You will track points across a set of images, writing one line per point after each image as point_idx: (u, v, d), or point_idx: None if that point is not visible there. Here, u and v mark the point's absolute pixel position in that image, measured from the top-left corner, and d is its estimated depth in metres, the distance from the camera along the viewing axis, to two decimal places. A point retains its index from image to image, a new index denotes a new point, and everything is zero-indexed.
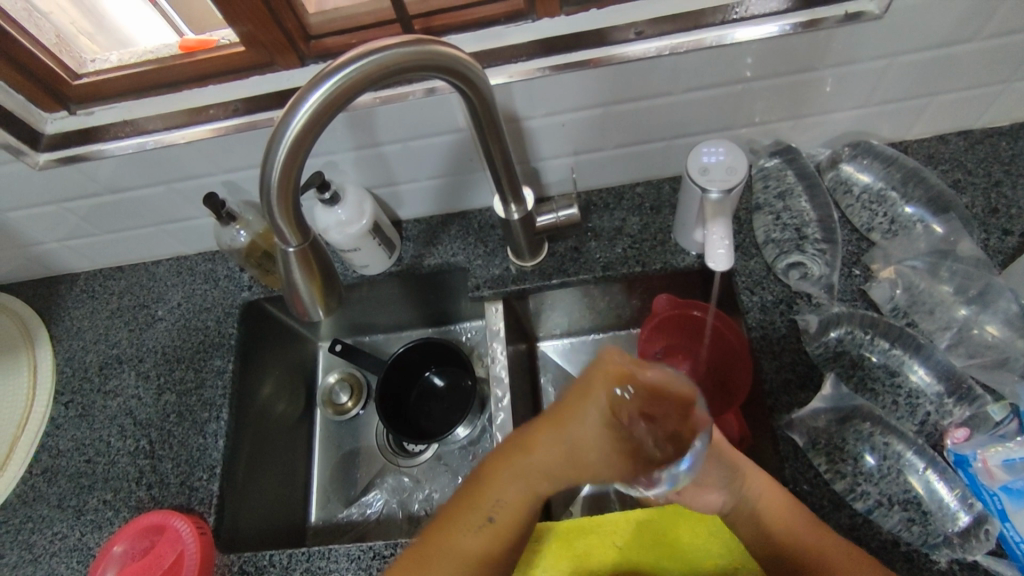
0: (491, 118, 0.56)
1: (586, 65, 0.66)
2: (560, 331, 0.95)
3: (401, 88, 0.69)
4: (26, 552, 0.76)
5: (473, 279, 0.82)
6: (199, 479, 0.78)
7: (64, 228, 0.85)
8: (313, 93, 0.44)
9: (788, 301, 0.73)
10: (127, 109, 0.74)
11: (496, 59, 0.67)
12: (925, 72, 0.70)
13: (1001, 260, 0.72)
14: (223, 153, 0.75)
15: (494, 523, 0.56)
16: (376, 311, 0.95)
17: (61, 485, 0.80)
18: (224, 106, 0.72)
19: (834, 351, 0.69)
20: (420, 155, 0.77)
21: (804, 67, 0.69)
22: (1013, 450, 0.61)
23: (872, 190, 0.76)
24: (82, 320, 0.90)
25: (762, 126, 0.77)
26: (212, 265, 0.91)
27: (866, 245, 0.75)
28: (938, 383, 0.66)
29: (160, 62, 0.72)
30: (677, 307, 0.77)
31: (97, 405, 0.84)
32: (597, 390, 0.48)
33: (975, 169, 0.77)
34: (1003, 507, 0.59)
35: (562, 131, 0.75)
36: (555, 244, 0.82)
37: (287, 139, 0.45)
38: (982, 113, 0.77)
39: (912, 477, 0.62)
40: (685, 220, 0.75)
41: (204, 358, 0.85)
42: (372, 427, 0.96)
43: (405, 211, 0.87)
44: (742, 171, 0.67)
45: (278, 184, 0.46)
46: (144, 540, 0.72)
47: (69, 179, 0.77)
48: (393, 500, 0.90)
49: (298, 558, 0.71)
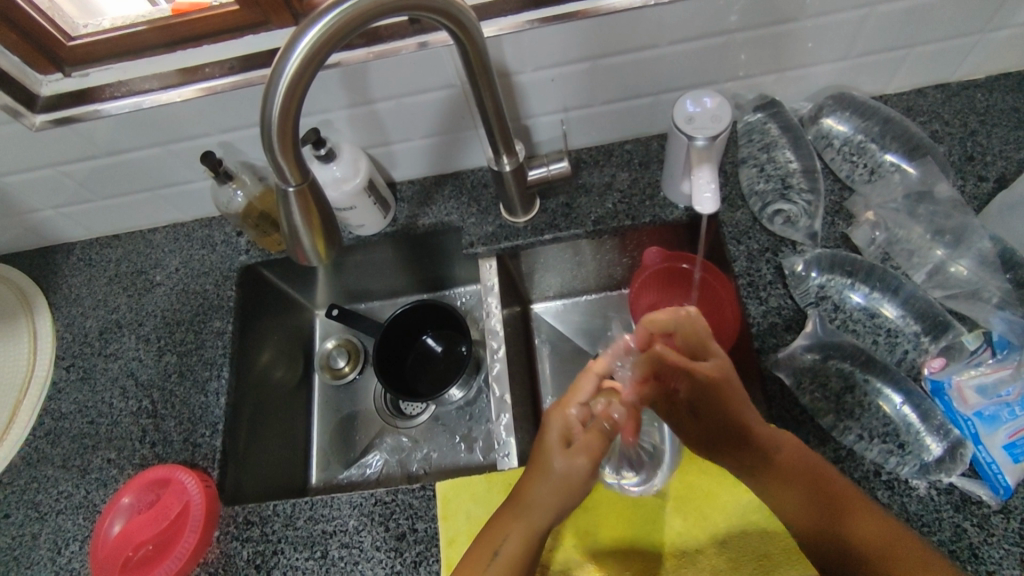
0: (483, 64, 0.58)
1: (573, 16, 0.68)
2: (553, 293, 0.97)
3: (394, 42, 0.71)
4: (32, 510, 0.77)
5: (468, 237, 0.84)
6: (202, 435, 0.79)
7: (62, 194, 0.87)
8: (312, 27, 0.45)
9: (773, 249, 0.75)
10: (121, 70, 0.75)
11: (486, 14, 0.69)
12: (901, 22, 0.73)
13: (977, 205, 0.75)
14: (220, 112, 0.76)
15: (500, 558, 0.58)
16: (373, 277, 0.96)
17: (65, 446, 0.81)
18: (220, 64, 0.73)
19: (817, 296, 0.72)
20: (413, 113, 0.79)
21: (785, 19, 0.71)
22: (986, 376, 0.63)
23: (852, 141, 0.78)
24: (81, 287, 0.91)
25: (745, 80, 0.80)
26: (209, 231, 0.93)
27: (847, 194, 0.78)
28: (916, 323, 0.69)
29: (153, 22, 0.72)
30: (667, 260, 0.79)
31: (98, 367, 0.85)
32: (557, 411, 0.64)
33: (951, 120, 0.80)
34: (977, 431, 0.61)
35: (553, 86, 0.77)
36: (546, 201, 0.84)
37: (285, 84, 0.45)
38: (958, 67, 0.80)
39: (886, 406, 0.65)
40: (673, 172, 0.77)
41: (204, 320, 0.86)
42: (369, 391, 0.97)
43: (399, 172, 0.89)
44: (727, 118, 0.69)
45: (279, 129, 0.47)
46: (150, 493, 0.74)
47: (66, 140, 0.78)
48: (393, 459, 0.91)
49: (301, 507, 0.73)
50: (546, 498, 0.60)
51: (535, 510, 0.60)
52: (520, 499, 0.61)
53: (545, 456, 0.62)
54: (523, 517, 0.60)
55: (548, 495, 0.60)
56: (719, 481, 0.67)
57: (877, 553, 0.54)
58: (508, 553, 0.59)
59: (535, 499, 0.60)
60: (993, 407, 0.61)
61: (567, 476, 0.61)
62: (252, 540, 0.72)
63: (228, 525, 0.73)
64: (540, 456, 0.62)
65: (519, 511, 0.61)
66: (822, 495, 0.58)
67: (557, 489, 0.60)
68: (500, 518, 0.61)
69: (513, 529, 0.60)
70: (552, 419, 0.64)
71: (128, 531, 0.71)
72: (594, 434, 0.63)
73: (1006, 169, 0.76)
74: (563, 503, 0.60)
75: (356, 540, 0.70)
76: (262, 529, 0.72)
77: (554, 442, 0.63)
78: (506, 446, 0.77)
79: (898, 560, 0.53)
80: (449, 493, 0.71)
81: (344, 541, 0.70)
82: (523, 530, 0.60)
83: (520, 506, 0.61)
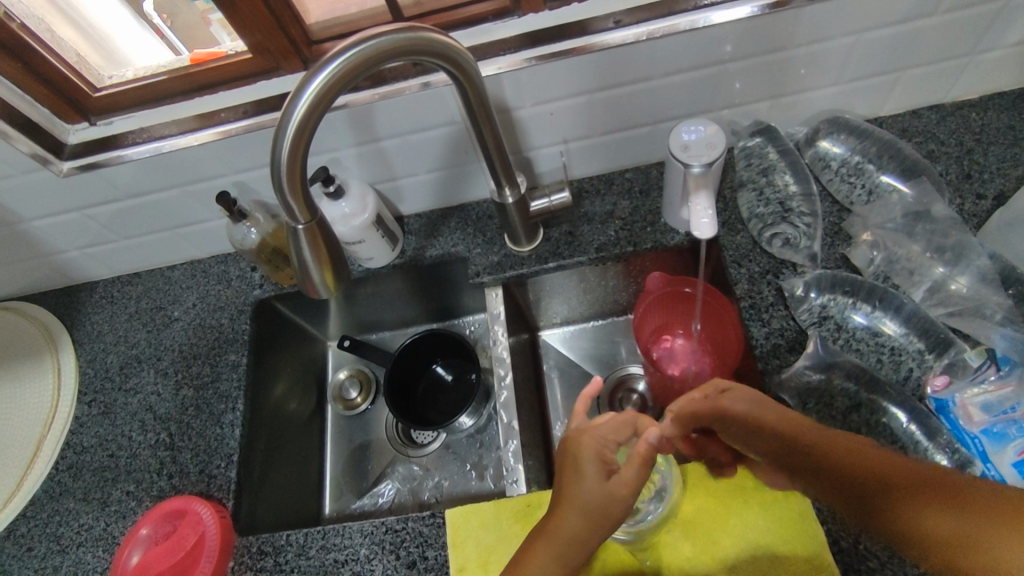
0: (481, 101, 0.61)
1: (571, 53, 0.71)
2: (560, 320, 0.98)
3: (398, 84, 0.74)
4: (54, 543, 0.79)
5: (473, 267, 0.86)
6: (217, 467, 0.80)
7: (86, 235, 0.90)
8: (318, 77, 0.48)
9: (774, 271, 0.76)
10: (142, 118, 0.79)
11: (485, 53, 0.72)
12: (890, 47, 0.75)
13: (977, 222, 0.75)
14: (235, 154, 0.79)
15: None
16: (384, 308, 0.98)
17: (86, 479, 0.83)
18: (235, 109, 0.77)
19: (820, 316, 0.72)
20: (418, 148, 0.82)
21: (777, 47, 0.73)
22: (990, 394, 0.63)
23: (849, 162, 0.80)
24: (103, 324, 0.95)
25: (742, 108, 0.82)
26: (225, 267, 0.96)
27: (846, 215, 0.79)
28: (919, 340, 0.70)
29: (173, 72, 0.76)
30: (670, 284, 0.80)
31: (119, 402, 0.88)
32: (586, 447, 0.62)
33: (947, 140, 0.81)
34: (984, 448, 0.61)
35: (552, 119, 0.80)
36: (549, 229, 0.86)
37: (293, 128, 0.48)
38: (951, 87, 0.82)
39: (892, 423, 0.65)
40: (672, 200, 0.78)
41: (219, 353, 0.89)
42: (381, 421, 0.98)
43: (406, 206, 0.92)
44: (721, 145, 0.71)
45: (287, 170, 0.49)
46: (167, 524, 0.75)
47: (91, 185, 0.82)
48: (404, 488, 0.92)
49: (314, 536, 0.74)
50: (582, 527, 0.57)
51: (573, 544, 0.57)
52: (551, 531, 0.58)
53: (578, 487, 0.59)
54: (564, 553, 0.57)
55: (584, 528, 0.57)
56: (730, 505, 0.67)
57: (916, 510, 0.42)
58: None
59: (569, 529, 0.57)
60: (1000, 424, 0.61)
61: (608, 508, 0.58)
62: (265, 570, 0.73)
63: (243, 555, 0.74)
64: (574, 490, 0.59)
65: (554, 551, 0.57)
66: (815, 463, 0.51)
67: (595, 521, 0.57)
68: (533, 551, 0.58)
69: (550, 568, 0.56)
70: (584, 450, 0.62)
71: (144, 563, 0.72)
72: (635, 462, 0.59)
73: (1004, 186, 0.77)
74: (602, 537, 0.58)
75: (367, 569, 0.71)
76: (276, 559, 0.73)
77: (590, 472, 0.60)
78: (515, 472, 0.77)
79: (945, 525, 0.40)
80: (458, 520, 0.71)
81: (355, 570, 0.71)
82: (557, 571, 0.56)
83: (551, 538, 0.58)
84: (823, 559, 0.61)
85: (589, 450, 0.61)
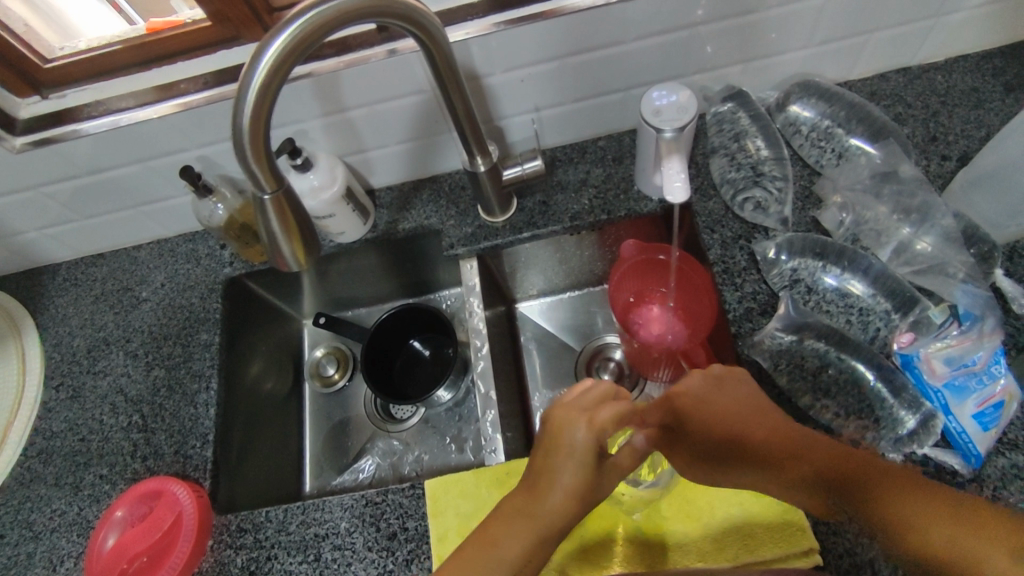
0: (450, 67, 0.59)
1: (540, 17, 0.70)
2: (537, 291, 0.98)
3: (363, 51, 0.72)
4: (26, 530, 0.77)
5: (447, 239, 0.86)
6: (193, 447, 0.79)
7: (44, 215, 0.87)
8: (276, 39, 0.46)
9: (746, 236, 0.77)
10: (97, 90, 0.76)
11: (453, 18, 0.71)
12: (858, 10, 0.75)
13: (941, 183, 0.77)
14: (198, 127, 0.77)
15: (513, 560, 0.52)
16: (358, 284, 0.97)
17: (57, 464, 0.81)
18: (195, 79, 0.75)
19: (790, 279, 0.73)
20: (387, 119, 0.80)
21: (748, 9, 0.73)
22: (954, 349, 0.63)
23: (820, 126, 0.80)
24: (68, 306, 0.92)
25: (713, 72, 0.81)
26: (193, 245, 0.94)
27: (816, 179, 0.80)
28: (886, 300, 0.71)
29: (128, 41, 0.74)
30: (644, 252, 0.80)
31: (88, 385, 0.86)
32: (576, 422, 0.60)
33: (913, 103, 0.82)
34: (946, 401, 0.62)
35: (523, 86, 0.79)
36: (523, 200, 0.86)
37: (253, 97, 0.46)
38: (918, 49, 0.82)
39: (858, 381, 0.67)
40: (644, 166, 0.78)
41: (191, 333, 0.87)
42: (360, 397, 0.97)
43: (378, 179, 0.91)
44: (693, 110, 0.70)
45: (250, 138, 0.48)
46: (143, 506, 0.74)
47: (48, 161, 0.79)
48: (385, 463, 0.92)
49: (293, 512, 0.73)
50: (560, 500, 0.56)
51: (551, 512, 0.55)
52: (534, 496, 0.56)
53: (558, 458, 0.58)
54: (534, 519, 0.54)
55: (562, 496, 0.56)
56: None
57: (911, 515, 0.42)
58: (512, 557, 0.52)
59: (547, 500, 0.55)
60: (962, 377, 0.62)
61: (582, 482, 0.57)
62: (245, 547, 0.72)
63: (221, 533, 0.73)
64: (554, 462, 0.58)
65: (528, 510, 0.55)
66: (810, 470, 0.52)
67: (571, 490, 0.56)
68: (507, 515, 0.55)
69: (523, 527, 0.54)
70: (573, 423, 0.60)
71: (120, 545, 0.71)
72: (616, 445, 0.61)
73: (968, 147, 0.78)
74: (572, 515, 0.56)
75: (348, 542, 0.71)
76: (256, 536, 0.73)
77: (577, 444, 0.58)
78: (493, 442, 0.77)
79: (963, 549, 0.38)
80: (438, 490, 0.72)
81: (336, 544, 0.71)
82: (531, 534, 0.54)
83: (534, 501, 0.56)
84: (794, 515, 0.63)
85: (576, 426, 0.59)
